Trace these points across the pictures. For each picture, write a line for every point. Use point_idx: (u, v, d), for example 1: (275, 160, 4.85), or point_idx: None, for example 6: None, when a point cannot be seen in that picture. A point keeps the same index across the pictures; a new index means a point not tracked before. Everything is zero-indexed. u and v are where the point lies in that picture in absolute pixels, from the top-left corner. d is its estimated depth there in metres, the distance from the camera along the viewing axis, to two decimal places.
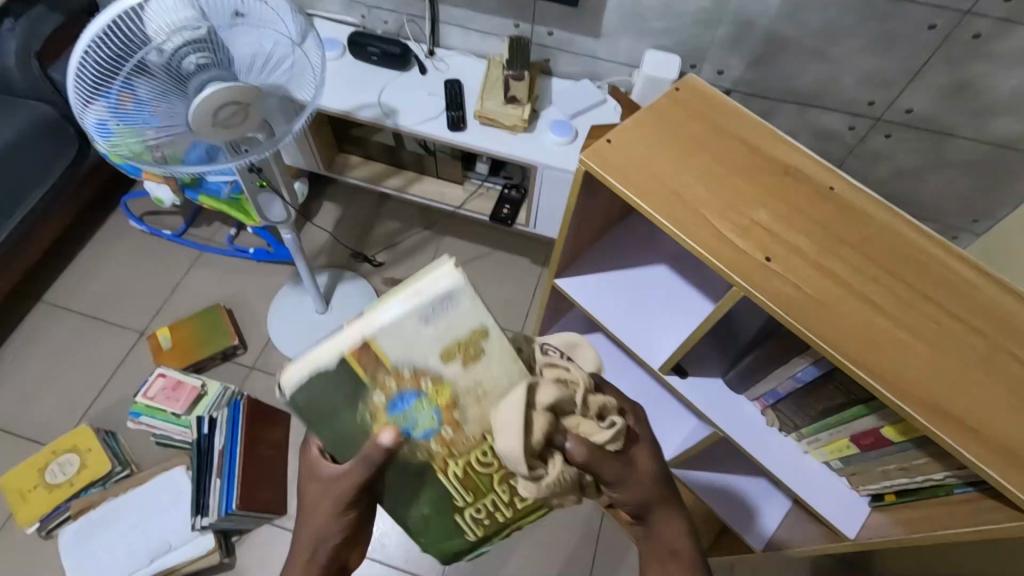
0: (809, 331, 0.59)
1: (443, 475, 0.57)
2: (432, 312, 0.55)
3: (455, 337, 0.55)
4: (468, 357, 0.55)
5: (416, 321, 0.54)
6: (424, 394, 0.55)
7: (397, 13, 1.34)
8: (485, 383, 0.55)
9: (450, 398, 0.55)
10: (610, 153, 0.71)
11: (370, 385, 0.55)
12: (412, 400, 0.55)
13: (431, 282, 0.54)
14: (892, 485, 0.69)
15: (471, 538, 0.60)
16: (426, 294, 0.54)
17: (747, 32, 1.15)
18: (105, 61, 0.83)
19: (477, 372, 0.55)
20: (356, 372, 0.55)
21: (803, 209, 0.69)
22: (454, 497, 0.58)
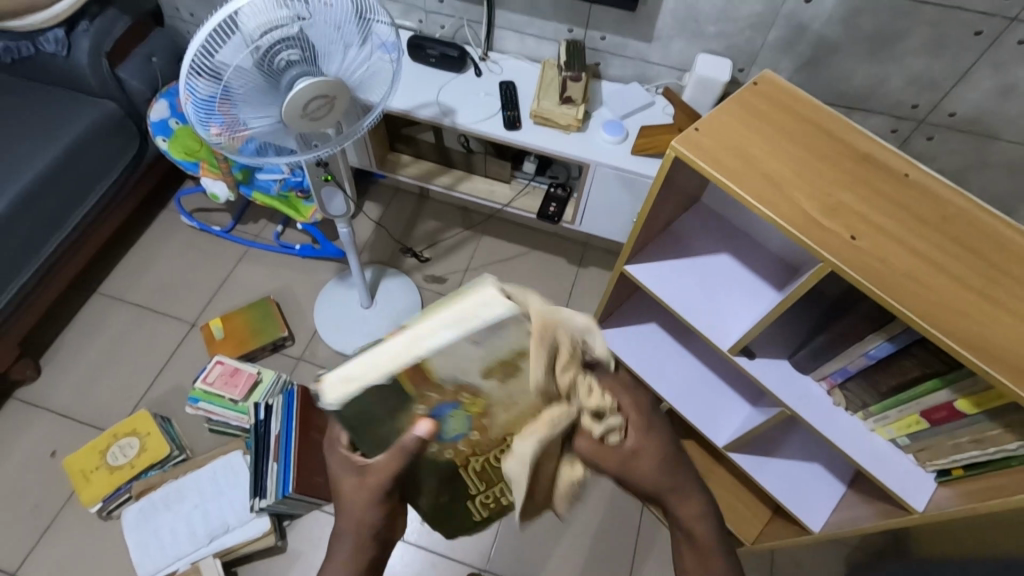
0: (896, 300, 0.67)
1: (464, 470, 0.61)
2: (481, 336, 0.53)
3: (499, 357, 0.54)
4: (506, 375, 0.55)
5: (465, 345, 0.53)
6: (461, 405, 0.57)
7: (455, 18, 1.41)
8: (520, 399, 0.56)
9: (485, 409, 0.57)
10: (700, 140, 0.80)
11: (415, 399, 0.56)
12: (449, 411, 0.57)
13: (478, 307, 0.54)
14: (961, 459, 0.74)
15: (478, 518, 0.68)
16: (474, 320, 0.53)
17: (799, 37, 1.21)
18: (205, 60, 0.87)
19: (513, 388, 0.55)
20: (402, 389, 0.55)
21: (886, 193, 0.77)
22: (469, 486, 0.64)
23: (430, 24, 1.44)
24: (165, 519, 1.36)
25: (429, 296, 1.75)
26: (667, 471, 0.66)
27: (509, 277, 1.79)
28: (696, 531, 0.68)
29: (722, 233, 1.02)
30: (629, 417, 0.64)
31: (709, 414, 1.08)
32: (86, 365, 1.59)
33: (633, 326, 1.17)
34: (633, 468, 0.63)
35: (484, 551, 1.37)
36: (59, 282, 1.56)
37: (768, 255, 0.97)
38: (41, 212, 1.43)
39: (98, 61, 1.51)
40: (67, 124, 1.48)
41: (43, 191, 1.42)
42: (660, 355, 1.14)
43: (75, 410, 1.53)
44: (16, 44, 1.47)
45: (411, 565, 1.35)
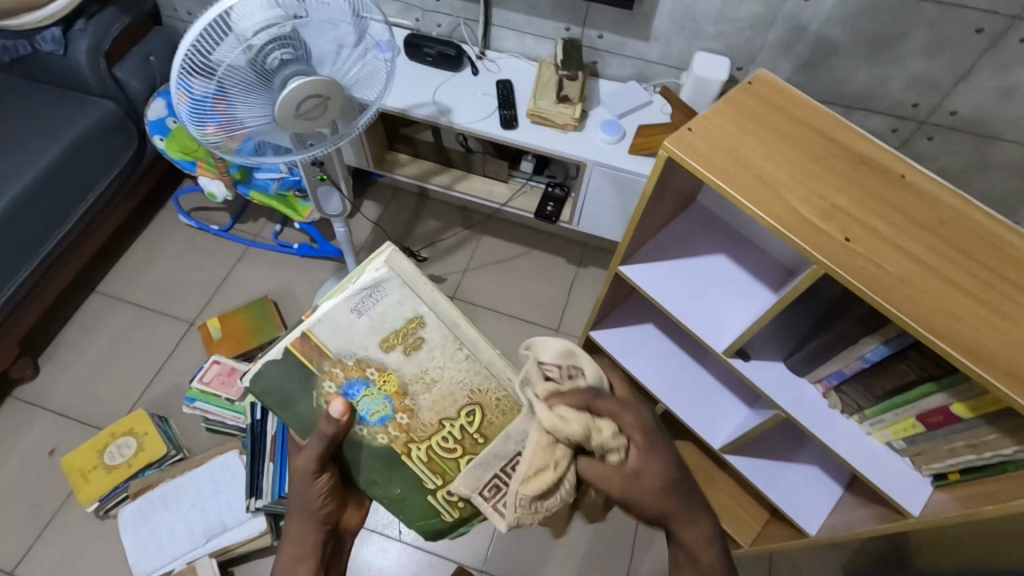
0: (889, 303, 0.66)
1: (408, 459, 0.70)
2: (365, 305, 0.69)
3: (392, 327, 0.70)
4: (407, 345, 0.70)
5: (354, 311, 0.69)
6: (373, 382, 0.69)
7: (452, 16, 1.41)
8: (428, 370, 0.70)
9: (399, 387, 0.69)
10: (693, 140, 0.79)
11: (318, 375, 0.68)
12: (361, 388, 0.69)
13: (361, 280, 0.70)
14: (958, 463, 0.74)
15: (449, 518, 0.71)
16: (357, 289, 0.69)
17: (798, 37, 1.20)
18: (196, 60, 0.87)
19: (418, 359, 0.70)
20: (303, 361, 0.68)
21: (880, 194, 0.77)
22: (424, 479, 0.70)
23: (427, 23, 1.44)
24: (161, 519, 1.36)
25: None
26: (671, 496, 0.67)
27: (508, 278, 1.79)
28: (701, 557, 0.69)
29: (719, 234, 1.01)
30: (632, 438, 0.65)
31: (704, 416, 1.07)
32: (85, 365, 1.59)
33: (630, 327, 1.16)
34: (637, 488, 0.65)
35: (481, 552, 1.37)
36: (59, 282, 1.56)
37: (765, 256, 0.96)
38: (41, 212, 1.43)
39: (96, 60, 1.51)
40: (66, 124, 1.48)
41: (43, 191, 1.42)
42: (656, 357, 1.13)
43: (74, 409, 1.53)
44: (13, 43, 1.47)
45: (408, 566, 1.35)
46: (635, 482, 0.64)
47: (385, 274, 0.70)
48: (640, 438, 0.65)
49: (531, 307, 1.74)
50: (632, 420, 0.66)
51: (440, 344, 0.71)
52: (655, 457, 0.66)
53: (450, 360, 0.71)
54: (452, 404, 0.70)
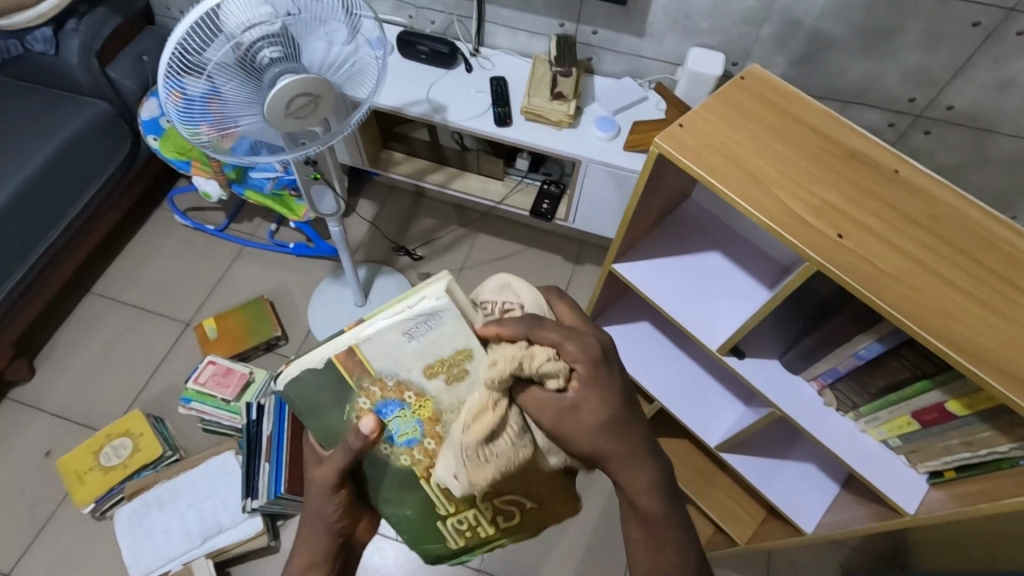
0: (882, 301, 0.66)
1: (425, 482, 0.65)
2: (415, 329, 0.62)
3: (439, 355, 0.62)
4: (450, 375, 0.62)
5: (402, 337, 0.62)
6: (407, 405, 0.64)
7: (445, 13, 1.40)
8: (466, 402, 0.62)
9: (433, 413, 0.63)
10: (685, 137, 0.78)
11: (356, 390, 0.63)
12: (395, 409, 0.64)
13: (418, 302, 0.62)
14: (954, 461, 0.73)
15: (452, 545, 0.69)
16: (411, 312, 0.61)
17: (793, 31, 1.19)
18: (186, 58, 0.86)
19: (458, 390, 0.62)
20: (343, 374, 0.63)
21: (874, 191, 0.76)
22: (437, 505, 0.66)
23: (420, 20, 1.43)
24: (158, 520, 1.36)
25: None
26: (610, 435, 0.62)
27: None
28: (641, 503, 0.64)
29: (713, 231, 1.00)
30: (575, 371, 0.61)
31: (700, 414, 1.06)
32: (81, 366, 1.59)
33: (625, 325, 1.16)
34: (572, 423, 0.60)
35: (478, 551, 1.37)
36: (54, 283, 1.55)
37: (759, 253, 0.96)
38: (34, 213, 1.43)
39: (89, 60, 1.50)
40: (59, 125, 1.48)
41: (36, 192, 1.42)
42: (651, 354, 1.13)
43: (70, 410, 1.53)
44: (5, 44, 1.46)
45: (405, 566, 1.35)
46: (571, 417, 0.60)
47: (444, 300, 0.61)
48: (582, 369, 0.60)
49: None
50: (581, 348, 0.60)
51: (486, 379, 0.62)
52: (595, 390, 0.61)
53: None
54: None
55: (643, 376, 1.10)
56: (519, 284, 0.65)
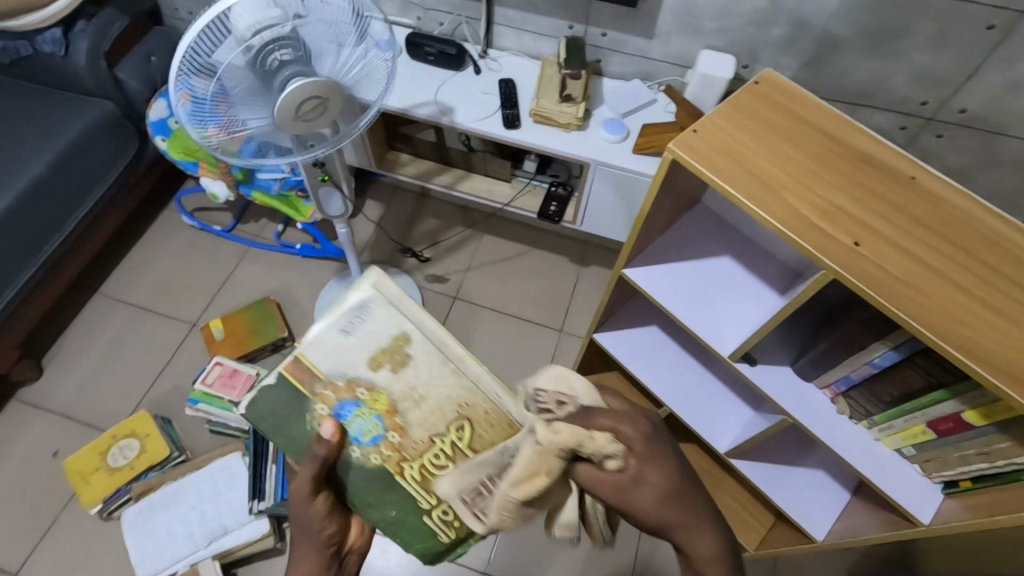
0: (900, 310, 0.65)
1: (402, 477, 0.67)
2: (352, 326, 0.68)
3: (380, 346, 0.68)
4: (395, 362, 0.68)
5: (342, 335, 0.68)
6: (363, 402, 0.67)
7: (453, 15, 1.39)
8: (416, 385, 0.68)
9: (389, 405, 0.67)
10: (697, 142, 0.78)
11: (311, 398, 0.68)
12: (353, 408, 0.67)
13: (350, 300, 0.69)
14: (970, 471, 0.73)
15: (446, 539, 0.68)
16: (345, 310, 0.68)
17: (803, 33, 1.18)
18: (195, 61, 0.86)
19: (406, 375, 0.68)
20: (295, 385, 0.68)
21: (889, 197, 0.75)
22: (418, 499, 0.67)
23: (428, 22, 1.43)
24: (164, 521, 1.36)
25: (430, 296, 1.73)
26: (679, 512, 0.59)
27: (510, 277, 1.78)
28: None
29: (723, 235, 0.99)
30: (631, 447, 0.58)
31: (708, 420, 1.06)
32: (87, 366, 1.59)
33: (633, 329, 1.15)
34: (632, 498, 0.57)
35: (484, 554, 1.36)
36: (60, 284, 1.56)
37: (770, 258, 0.95)
38: (40, 214, 1.43)
39: (97, 61, 1.50)
40: (65, 126, 1.48)
41: (42, 194, 1.42)
42: (659, 358, 1.12)
43: (76, 411, 1.53)
44: (13, 45, 1.47)
45: (410, 568, 1.34)
46: (632, 489, 0.57)
47: (372, 294, 0.69)
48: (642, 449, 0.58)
49: (534, 306, 1.73)
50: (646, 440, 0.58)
51: (427, 359, 0.68)
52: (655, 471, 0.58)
53: (440, 375, 0.68)
54: (442, 420, 0.67)
55: (649, 381, 1.09)
56: (575, 375, 0.62)
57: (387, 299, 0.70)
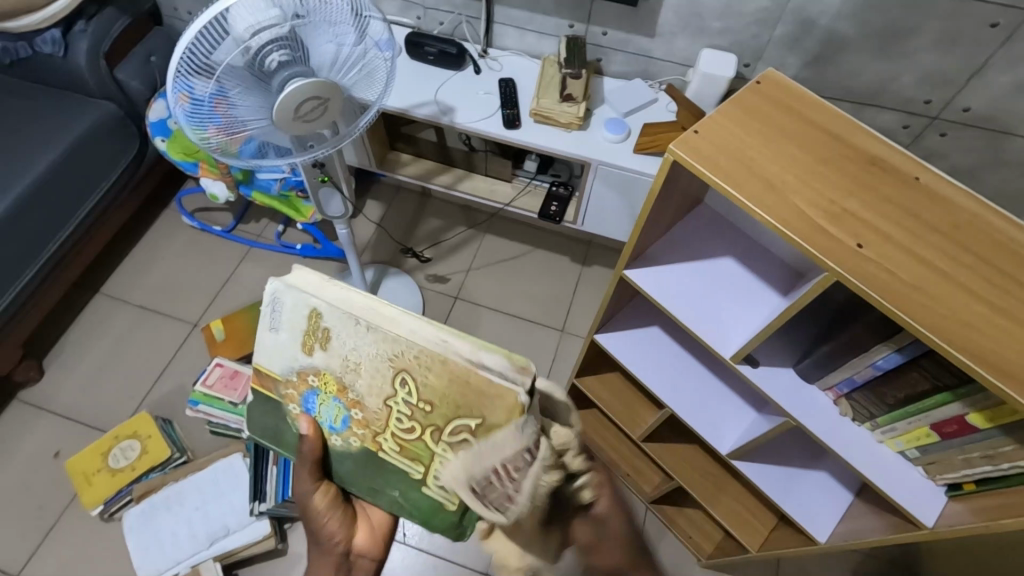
0: (904, 312, 0.64)
1: (385, 453, 0.69)
2: (277, 321, 0.70)
3: (303, 330, 0.68)
4: (321, 340, 0.68)
5: (273, 333, 0.70)
6: (318, 388, 0.70)
7: (454, 14, 1.39)
8: (347, 356, 0.67)
9: (337, 384, 0.69)
10: (699, 143, 0.77)
11: (283, 400, 0.74)
12: (314, 398, 0.71)
13: (266, 298, 0.70)
14: (974, 473, 0.72)
15: (452, 506, 0.67)
16: (264, 310, 0.70)
17: (807, 32, 1.17)
18: (193, 62, 0.85)
19: (334, 349, 0.67)
20: (267, 393, 0.75)
21: (893, 197, 0.74)
22: (409, 470, 0.68)
23: (428, 21, 1.42)
24: (165, 522, 1.36)
25: (431, 296, 1.73)
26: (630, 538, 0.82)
27: (512, 278, 1.77)
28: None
29: (726, 235, 0.99)
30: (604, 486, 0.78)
31: (711, 422, 1.05)
32: (88, 366, 1.59)
33: (634, 330, 1.15)
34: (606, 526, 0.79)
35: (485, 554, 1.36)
36: (61, 285, 1.56)
37: (772, 259, 0.95)
38: (41, 215, 1.42)
39: (97, 62, 1.50)
40: (65, 126, 1.47)
41: (43, 194, 1.41)
42: (660, 359, 1.12)
43: (78, 412, 1.53)
44: (13, 46, 1.47)
45: (412, 568, 1.34)
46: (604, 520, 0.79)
47: (276, 285, 0.68)
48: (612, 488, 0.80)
49: (535, 306, 1.73)
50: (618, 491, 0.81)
51: (344, 328, 0.66)
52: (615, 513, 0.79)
53: (362, 340, 0.66)
54: (384, 382, 0.66)
55: (650, 382, 1.09)
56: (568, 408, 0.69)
57: (294, 283, 0.68)
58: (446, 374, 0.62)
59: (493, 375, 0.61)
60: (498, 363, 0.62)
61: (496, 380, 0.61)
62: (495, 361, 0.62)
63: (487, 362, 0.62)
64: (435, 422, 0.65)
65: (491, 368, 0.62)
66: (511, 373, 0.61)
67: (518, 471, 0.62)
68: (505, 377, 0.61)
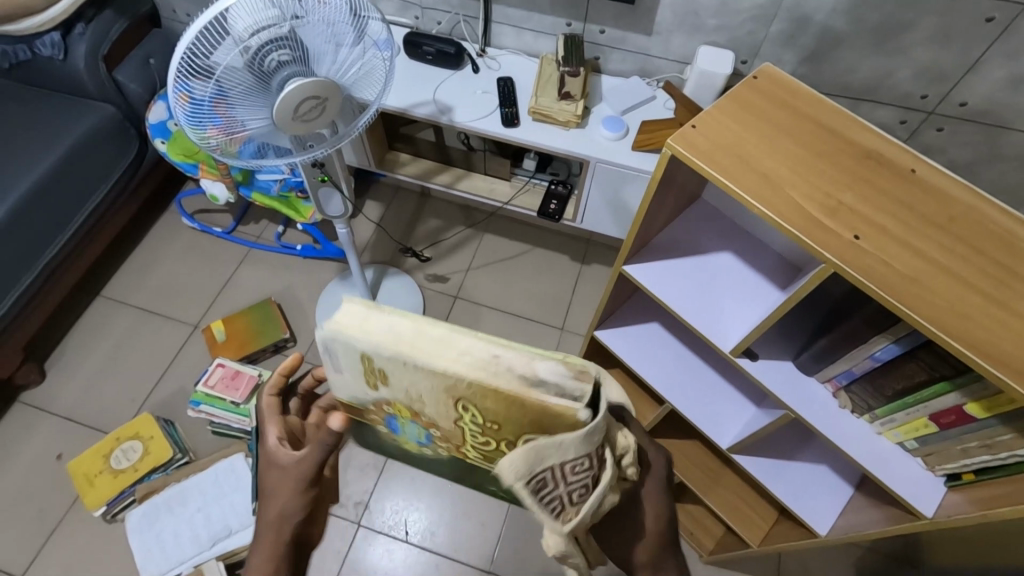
0: (900, 304, 0.65)
1: (470, 458, 0.68)
2: (336, 364, 0.63)
3: (361, 370, 0.62)
4: (381, 379, 0.61)
5: (337, 373, 0.64)
6: (396, 413, 0.67)
7: (452, 14, 1.39)
8: (411, 391, 0.61)
9: (411, 411, 0.64)
10: (696, 138, 0.78)
11: (372, 422, 0.72)
12: (397, 421, 0.69)
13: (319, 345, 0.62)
14: (972, 464, 0.73)
15: None
16: (322, 355, 0.63)
17: (802, 29, 1.18)
18: (193, 62, 0.85)
19: (398, 385, 0.61)
20: (355, 416, 0.73)
21: (889, 191, 0.75)
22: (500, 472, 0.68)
23: (427, 21, 1.43)
24: (167, 523, 1.36)
25: (431, 296, 1.73)
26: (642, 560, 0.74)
27: (511, 277, 1.77)
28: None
29: (725, 231, 1.00)
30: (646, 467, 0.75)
31: (711, 416, 1.06)
32: (91, 368, 1.60)
33: (635, 326, 1.15)
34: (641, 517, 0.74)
35: (487, 553, 1.37)
36: (62, 287, 1.56)
37: (771, 253, 0.95)
38: (41, 218, 1.43)
39: (96, 65, 1.51)
40: (66, 130, 1.48)
41: (43, 197, 1.42)
42: (661, 355, 1.12)
43: (79, 414, 1.53)
44: (13, 49, 1.47)
45: (413, 567, 1.35)
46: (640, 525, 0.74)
47: (323, 334, 0.59)
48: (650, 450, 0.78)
49: (536, 305, 1.73)
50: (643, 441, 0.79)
51: (400, 370, 0.59)
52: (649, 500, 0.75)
53: (420, 377, 0.58)
54: (450, 409, 0.60)
55: (650, 378, 1.09)
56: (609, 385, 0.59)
57: (336, 326, 0.59)
58: (503, 401, 0.56)
59: (552, 393, 0.55)
60: (556, 373, 0.55)
61: (554, 397, 0.54)
62: (552, 370, 0.55)
63: (544, 372, 0.55)
64: (508, 437, 0.60)
65: (540, 375, 0.55)
66: (570, 382, 0.55)
67: (577, 474, 0.55)
68: (560, 383, 0.55)
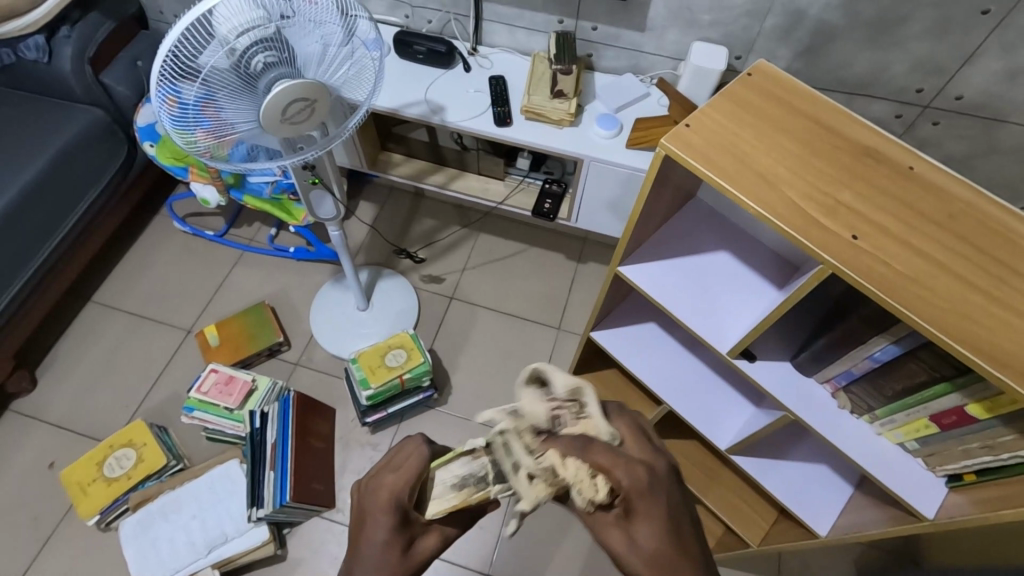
0: (902, 307, 0.64)
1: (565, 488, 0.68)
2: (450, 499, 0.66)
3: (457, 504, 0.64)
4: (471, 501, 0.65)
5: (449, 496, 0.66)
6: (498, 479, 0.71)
7: (442, 12, 1.37)
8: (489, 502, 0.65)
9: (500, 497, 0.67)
10: (691, 137, 0.77)
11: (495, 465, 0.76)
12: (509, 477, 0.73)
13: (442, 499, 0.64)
14: (973, 464, 0.72)
15: None
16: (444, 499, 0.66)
17: (797, 23, 1.16)
18: (177, 65, 0.83)
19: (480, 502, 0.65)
20: None
21: (888, 189, 0.74)
22: None
23: (417, 19, 1.41)
24: (162, 531, 1.35)
25: (426, 297, 1.72)
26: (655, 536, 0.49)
27: (506, 277, 1.76)
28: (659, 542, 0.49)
29: (720, 230, 0.99)
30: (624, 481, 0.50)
31: (709, 413, 1.05)
32: (84, 374, 1.58)
33: (630, 327, 1.14)
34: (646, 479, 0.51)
35: (485, 555, 1.36)
36: (51, 294, 1.54)
37: (768, 253, 0.95)
38: (28, 226, 1.41)
39: (82, 68, 1.48)
40: (53, 136, 1.45)
41: (30, 203, 1.40)
42: (659, 355, 1.11)
43: (73, 422, 1.51)
44: None
45: None
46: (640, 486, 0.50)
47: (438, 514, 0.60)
48: (632, 444, 0.54)
49: (532, 304, 1.72)
50: (621, 424, 0.57)
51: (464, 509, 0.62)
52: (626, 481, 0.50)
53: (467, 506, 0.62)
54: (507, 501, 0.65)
55: (644, 374, 1.09)
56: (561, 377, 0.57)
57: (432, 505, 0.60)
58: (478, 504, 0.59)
59: (471, 486, 0.59)
60: (463, 466, 0.60)
61: (473, 491, 0.59)
62: (462, 464, 0.61)
63: (459, 469, 0.60)
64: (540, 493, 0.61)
65: (459, 475, 0.60)
66: (473, 465, 0.60)
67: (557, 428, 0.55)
68: (470, 474, 0.60)
